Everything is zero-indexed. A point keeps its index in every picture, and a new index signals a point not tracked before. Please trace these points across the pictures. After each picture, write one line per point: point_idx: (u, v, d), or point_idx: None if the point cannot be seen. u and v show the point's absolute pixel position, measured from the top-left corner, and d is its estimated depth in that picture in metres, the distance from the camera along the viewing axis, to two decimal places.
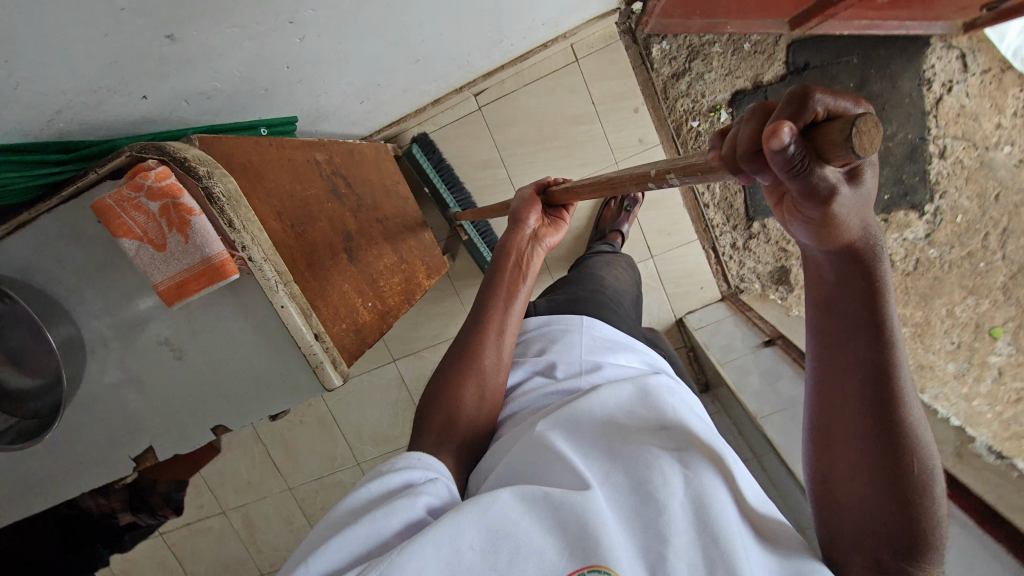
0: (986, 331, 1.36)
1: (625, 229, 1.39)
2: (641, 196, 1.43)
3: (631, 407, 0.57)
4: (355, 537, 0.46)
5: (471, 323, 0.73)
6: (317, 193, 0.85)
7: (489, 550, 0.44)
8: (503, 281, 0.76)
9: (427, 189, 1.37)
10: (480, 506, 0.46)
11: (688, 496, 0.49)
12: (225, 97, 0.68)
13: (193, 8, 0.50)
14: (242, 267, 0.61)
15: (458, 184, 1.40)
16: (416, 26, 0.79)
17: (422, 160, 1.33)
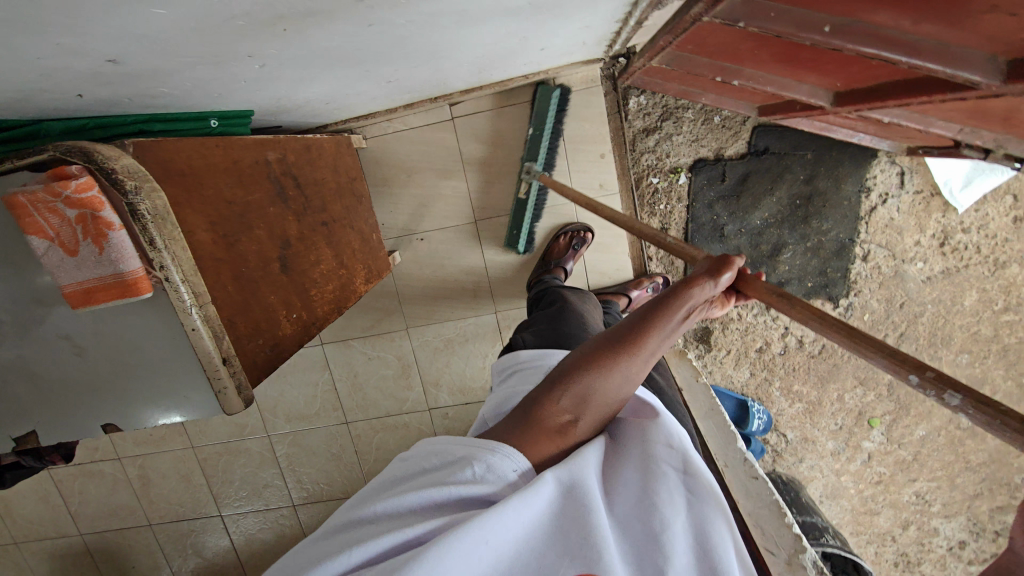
0: (866, 419, 1.61)
1: (569, 266, 1.43)
2: (591, 237, 1.48)
3: (637, 428, 0.57)
4: (397, 538, 0.45)
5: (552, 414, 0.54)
6: (260, 197, 0.83)
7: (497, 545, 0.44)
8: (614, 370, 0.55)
9: (534, 130, 1.37)
10: (496, 512, 0.45)
11: (690, 523, 0.48)
12: (172, 98, 0.66)
13: (140, 47, 0.47)
14: (157, 284, 0.61)
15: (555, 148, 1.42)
16: (389, 61, 0.77)
17: (553, 107, 1.34)
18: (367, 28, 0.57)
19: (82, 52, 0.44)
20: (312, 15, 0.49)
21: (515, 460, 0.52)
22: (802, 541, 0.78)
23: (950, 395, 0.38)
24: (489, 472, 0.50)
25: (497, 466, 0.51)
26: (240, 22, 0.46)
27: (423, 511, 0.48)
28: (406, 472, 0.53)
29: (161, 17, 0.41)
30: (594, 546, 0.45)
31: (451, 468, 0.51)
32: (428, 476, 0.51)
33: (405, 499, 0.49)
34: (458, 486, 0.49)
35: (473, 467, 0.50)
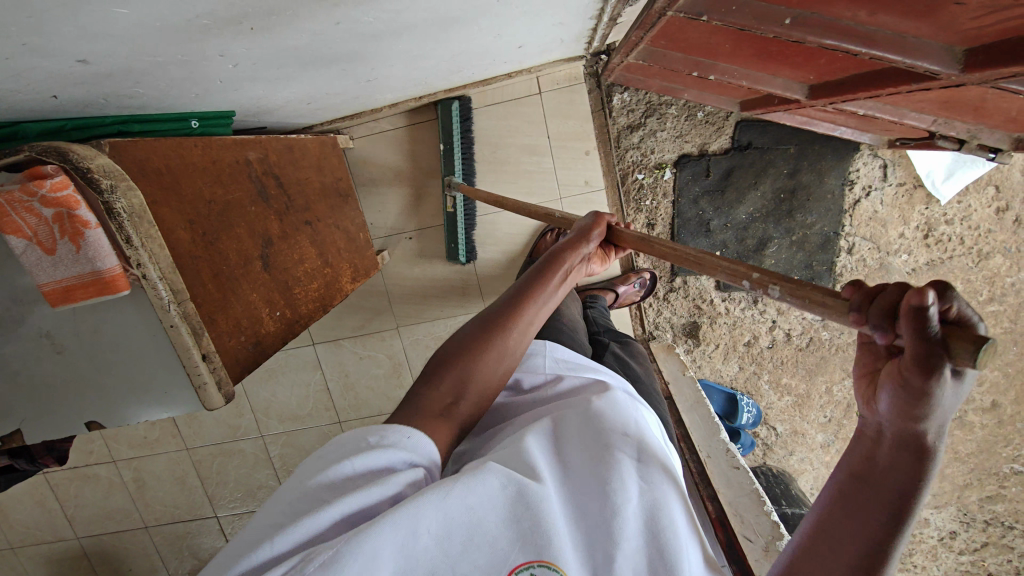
0: (855, 411, 1.62)
1: None
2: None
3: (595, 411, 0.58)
4: (318, 520, 0.45)
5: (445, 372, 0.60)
6: (240, 196, 0.85)
7: (444, 536, 0.45)
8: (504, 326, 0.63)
9: (444, 146, 1.39)
10: (439, 498, 0.45)
11: (642, 506, 0.50)
12: (148, 98, 0.67)
13: (108, 48, 0.48)
14: (134, 282, 0.62)
15: (472, 160, 1.44)
16: (365, 61, 0.78)
17: (455, 119, 1.36)
18: (336, 26, 0.59)
19: (49, 50, 0.45)
20: (277, 14, 0.51)
21: (407, 430, 0.54)
22: (779, 527, 0.81)
23: (773, 290, 0.50)
24: (390, 442, 0.52)
25: (393, 437, 0.53)
26: (205, 20, 0.47)
27: (336, 490, 0.48)
28: (308, 463, 0.53)
29: (124, 17, 0.42)
30: (544, 535, 0.46)
31: (353, 445, 0.52)
32: (330, 458, 0.51)
33: (316, 482, 0.49)
34: (365, 458, 0.50)
35: (371, 439, 0.52)
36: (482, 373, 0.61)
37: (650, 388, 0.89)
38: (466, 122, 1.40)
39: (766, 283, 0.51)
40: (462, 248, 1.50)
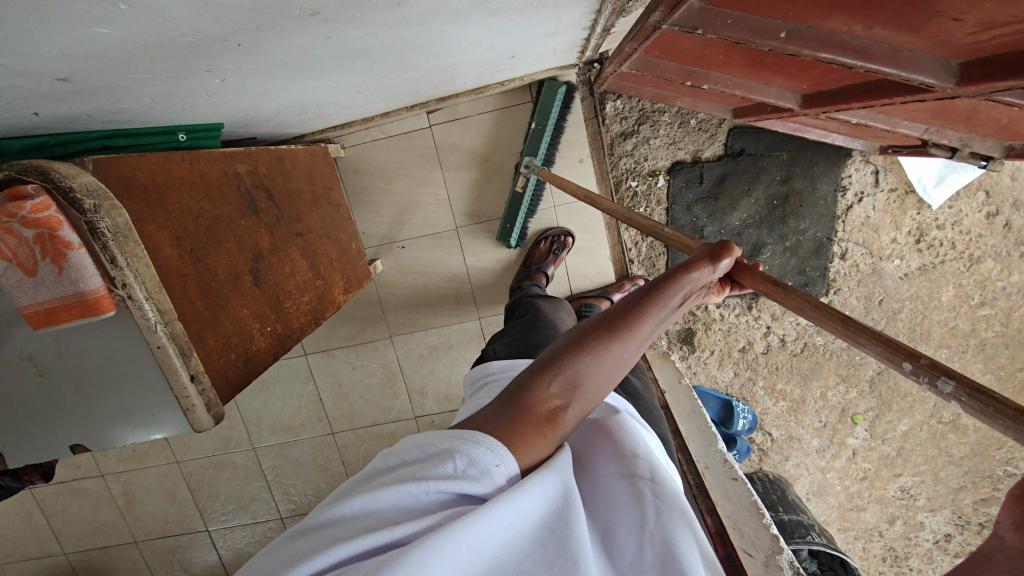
0: (850, 416, 1.62)
1: (551, 271, 1.43)
2: (571, 241, 1.48)
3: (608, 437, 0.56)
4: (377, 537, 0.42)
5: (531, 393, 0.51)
6: (229, 210, 0.83)
7: (476, 556, 0.42)
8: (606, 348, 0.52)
9: (534, 126, 1.37)
10: (479, 513, 0.42)
11: (660, 534, 0.46)
12: (133, 113, 0.65)
13: (90, 66, 0.47)
14: (120, 302, 0.60)
15: (557, 145, 1.42)
16: (357, 73, 0.77)
17: (557, 101, 1.34)
18: (325, 41, 0.57)
19: (27, 70, 0.43)
20: (264, 30, 0.49)
21: (501, 454, 0.47)
22: (779, 540, 0.80)
23: (947, 383, 0.39)
24: (475, 470, 0.46)
25: (482, 462, 0.46)
26: (188, 38, 0.46)
27: (404, 509, 0.44)
28: (390, 467, 0.49)
29: (105, 38, 0.41)
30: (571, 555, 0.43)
31: (437, 463, 0.46)
32: (410, 471, 0.47)
33: (388, 494, 0.45)
34: (441, 482, 0.45)
35: (455, 462, 0.46)
36: (587, 390, 0.52)
37: (649, 402, 0.88)
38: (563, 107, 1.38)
39: (932, 371, 0.40)
40: (518, 233, 1.47)
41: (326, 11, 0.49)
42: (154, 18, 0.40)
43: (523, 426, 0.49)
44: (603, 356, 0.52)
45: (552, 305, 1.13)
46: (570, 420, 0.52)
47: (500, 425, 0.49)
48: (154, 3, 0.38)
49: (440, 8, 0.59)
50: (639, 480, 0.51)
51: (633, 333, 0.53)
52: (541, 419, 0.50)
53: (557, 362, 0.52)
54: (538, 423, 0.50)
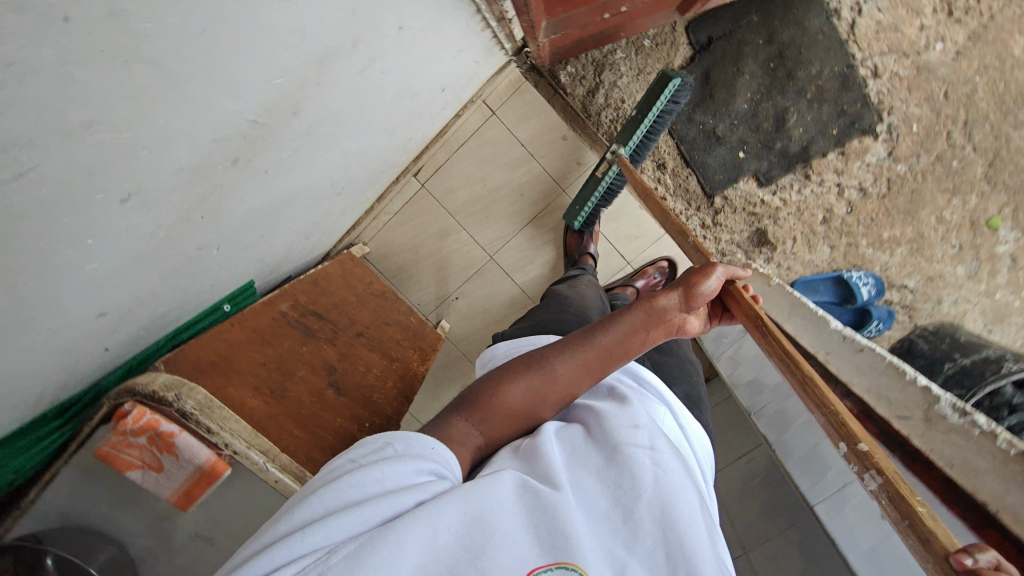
0: (984, 225, 1.42)
1: (593, 248, 1.41)
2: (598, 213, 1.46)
3: (600, 412, 0.65)
4: (355, 519, 0.47)
5: (503, 379, 0.69)
6: (290, 344, 0.94)
7: (464, 536, 0.47)
8: (577, 357, 0.70)
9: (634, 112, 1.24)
10: (450, 500, 0.49)
11: (656, 499, 0.54)
12: (176, 310, 0.77)
13: (115, 292, 0.56)
14: (230, 460, 0.70)
15: (653, 139, 1.30)
16: (327, 178, 0.85)
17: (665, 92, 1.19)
18: (269, 175, 0.64)
19: (68, 321, 0.53)
20: (212, 195, 0.56)
21: (432, 441, 0.59)
22: (931, 390, 0.73)
23: (876, 478, 0.50)
24: (420, 451, 0.56)
25: (421, 447, 0.57)
26: (160, 233, 0.53)
27: (366, 491, 0.51)
28: (332, 470, 0.54)
29: (101, 269, 0.49)
30: (561, 533, 0.49)
31: (385, 451, 0.55)
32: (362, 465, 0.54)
33: (349, 485, 0.51)
34: (396, 465, 0.53)
35: (397, 446, 0.56)
36: (577, 368, 0.70)
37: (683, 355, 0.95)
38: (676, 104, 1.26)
39: (873, 463, 0.50)
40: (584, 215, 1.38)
41: (243, 152, 0.53)
42: (121, 235, 0.47)
43: (496, 410, 0.67)
44: (572, 361, 0.70)
45: (573, 285, 1.17)
46: (537, 405, 0.69)
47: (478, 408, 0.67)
48: (113, 226, 0.45)
49: (344, 95, 0.63)
50: (634, 446, 0.59)
51: (627, 326, 0.70)
52: (534, 390, 0.68)
53: (535, 363, 0.70)
54: (534, 394, 0.68)
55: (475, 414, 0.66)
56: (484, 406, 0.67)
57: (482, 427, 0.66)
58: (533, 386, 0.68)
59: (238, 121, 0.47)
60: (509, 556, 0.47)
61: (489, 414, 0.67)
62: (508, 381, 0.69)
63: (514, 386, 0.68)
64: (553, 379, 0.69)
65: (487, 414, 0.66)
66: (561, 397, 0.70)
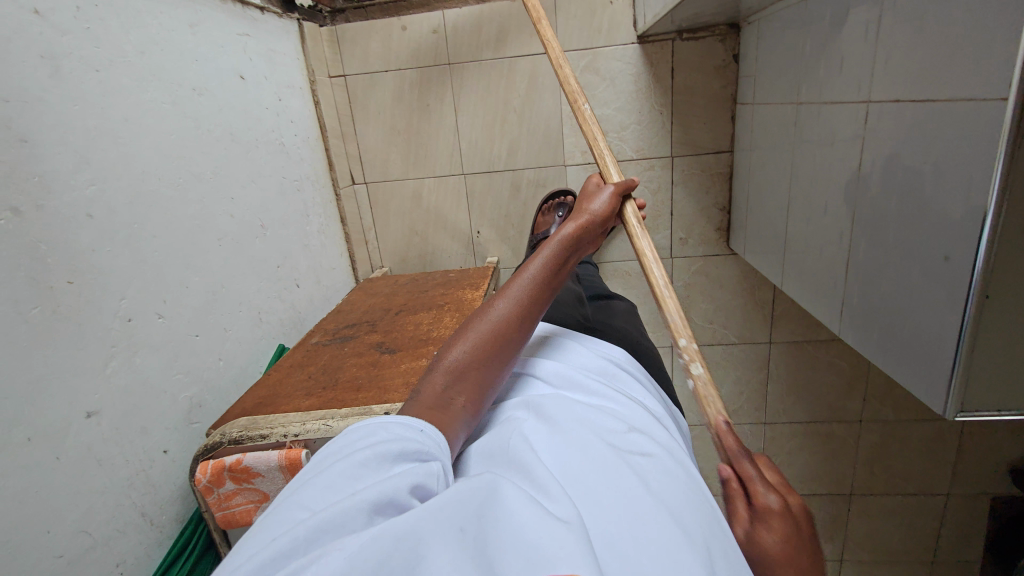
0: None
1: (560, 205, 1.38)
2: (553, 163, 1.39)
3: (577, 413, 0.62)
4: (349, 515, 0.41)
5: (469, 344, 0.59)
6: (330, 353, 0.94)
7: (470, 541, 0.40)
8: (537, 293, 0.64)
9: None
10: (457, 499, 0.43)
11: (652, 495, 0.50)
12: (207, 392, 0.82)
13: (72, 384, 0.60)
14: (302, 443, 0.68)
15: None
16: (216, 211, 0.88)
17: None
18: (103, 220, 0.65)
19: (49, 426, 0.57)
20: (51, 256, 0.58)
21: (420, 423, 0.51)
22: None
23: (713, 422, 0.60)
24: (410, 436, 0.49)
25: (410, 428, 0.50)
26: (32, 310, 0.56)
27: (357, 479, 0.44)
28: (315, 467, 0.47)
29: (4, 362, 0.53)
30: (556, 533, 0.42)
31: (371, 439, 0.48)
32: (351, 450, 0.47)
33: (336, 478, 0.44)
34: (391, 447, 0.47)
35: (387, 432, 0.48)
36: (536, 309, 0.64)
37: (649, 348, 0.91)
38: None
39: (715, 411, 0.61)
40: None
41: (19, 200, 0.55)
42: None
43: (463, 383, 0.57)
44: (533, 303, 0.64)
45: None
46: (500, 364, 0.60)
47: (448, 384, 0.56)
48: None
49: (79, 109, 0.63)
50: (627, 452, 0.57)
51: (556, 257, 0.66)
52: (498, 348, 0.60)
53: (497, 321, 0.61)
54: (496, 348, 0.60)
55: (446, 394, 0.55)
56: (456, 382, 0.56)
57: (449, 386, 0.56)
58: (487, 334, 0.60)
59: None
60: (523, 558, 0.40)
61: (456, 388, 0.56)
62: (474, 343, 0.59)
63: (472, 343, 0.59)
64: (519, 325, 0.62)
65: (447, 371, 0.57)
66: (517, 341, 0.62)
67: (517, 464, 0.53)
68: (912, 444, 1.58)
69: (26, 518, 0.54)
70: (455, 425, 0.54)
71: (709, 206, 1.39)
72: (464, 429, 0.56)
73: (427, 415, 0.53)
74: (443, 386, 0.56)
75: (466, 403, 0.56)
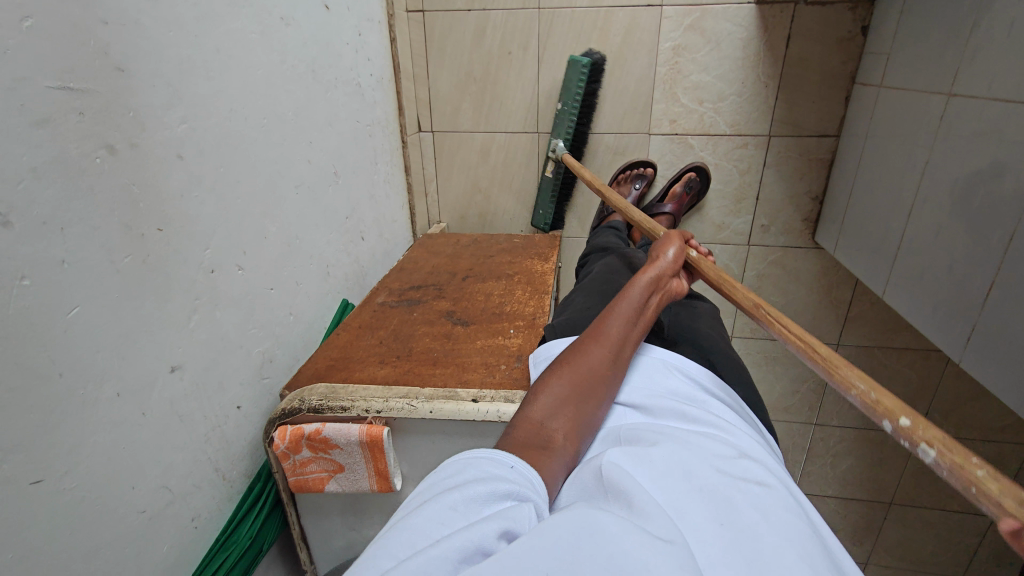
0: None
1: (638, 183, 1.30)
2: (635, 129, 1.28)
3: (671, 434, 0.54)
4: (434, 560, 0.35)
5: (562, 387, 0.56)
6: (399, 317, 0.90)
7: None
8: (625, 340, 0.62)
9: (562, 104, 1.23)
10: (534, 538, 0.37)
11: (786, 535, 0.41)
12: (278, 347, 0.79)
13: (159, 337, 0.57)
14: (383, 420, 0.65)
15: (591, 117, 1.28)
16: (295, 155, 0.82)
17: (586, 67, 1.17)
18: (192, 162, 0.60)
19: (136, 382, 0.54)
20: (142, 200, 0.53)
21: (509, 458, 0.47)
22: None
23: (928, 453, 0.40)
24: (498, 474, 0.44)
25: (495, 468, 0.45)
26: (123, 259, 0.52)
27: (440, 521, 0.39)
28: (400, 512, 0.43)
29: (95, 314, 0.49)
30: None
31: (459, 478, 0.44)
32: (434, 493, 0.43)
33: (420, 521, 0.39)
34: (475, 487, 0.42)
35: (475, 470, 0.44)
36: (623, 354, 0.62)
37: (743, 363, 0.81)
38: (594, 79, 1.23)
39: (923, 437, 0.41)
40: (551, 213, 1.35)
41: (113, 137, 0.50)
42: (63, 269, 0.46)
43: (558, 425, 0.53)
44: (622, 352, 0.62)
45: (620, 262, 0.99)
46: (590, 404, 0.56)
47: (543, 432, 0.52)
48: (41, 257, 0.43)
49: (173, 35, 0.57)
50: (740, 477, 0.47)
51: (641, 301, 0.65)
52: (589, 389, 0.57)
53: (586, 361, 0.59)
54: (586, 388, 0.57)
55: (544, 446, 0.51)
56: (552, 430, 0.53)
57: (545, 424, 0.53)
58: (581, 373, 0.58)
59: (41, 91, 0.43)
60: None
61: (552, 434, 0.52)
62: (566, 387, 0.56)
63: (568, 382, 0.56)
64: (608, 368, 0.60)
65: (545, 409, 0.54)
66: (612, 389, 0.59)
67: (610, 495, 0.46)
68: None
69: (114, 476, 0.52)
70: (555, 469, 0.50)
71: (801, 193, 1.28)
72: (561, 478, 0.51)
73: (524, 454, 0.49)
74: (540, 435, 0.52)
75: (562, 443, 0.52)
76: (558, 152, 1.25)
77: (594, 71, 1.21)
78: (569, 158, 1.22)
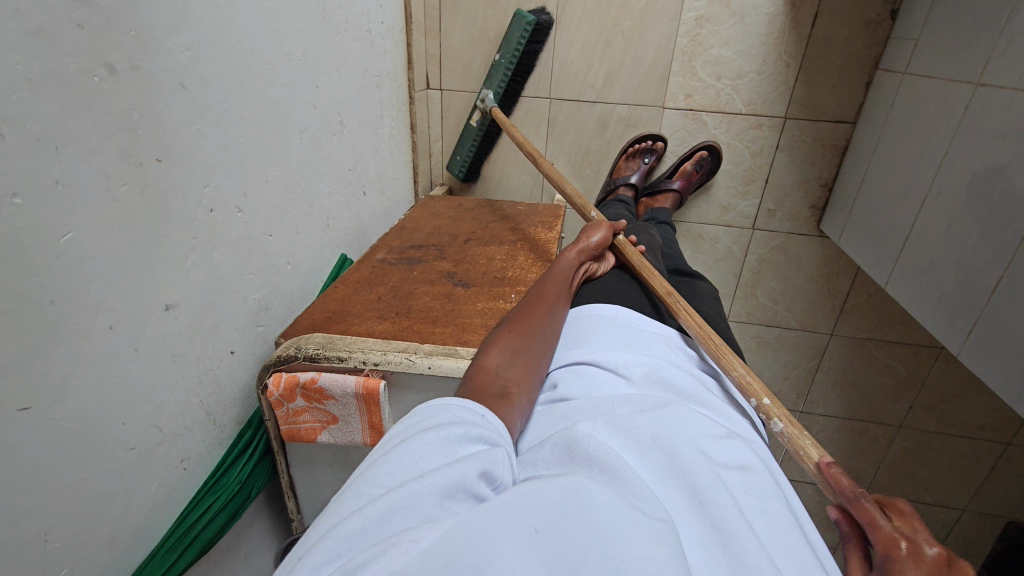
0: None
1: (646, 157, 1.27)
2: (649, 101, 1.25)
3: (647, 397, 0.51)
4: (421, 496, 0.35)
5: (512, 339, 0.58)
6: (399, 274, 0.89)
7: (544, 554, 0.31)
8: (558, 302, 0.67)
9: (499, 59, 1.22)
10: (523, 492, 0.35)
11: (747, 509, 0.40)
12: (274, 295, 0.77)
13: (154, 274, 0.55)
14: (380, 373, 0.64)
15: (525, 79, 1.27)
16: (301, 99, 0.78)
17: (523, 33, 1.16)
18: (195, 92, 0.57)
19: (130, 316, 0.52)
20: (142, 127, 0.51)
21: (480, 407, 0.46)
22: None
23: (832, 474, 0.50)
24: (469, 419, 0.44)
25: (467, 415, 0.44)
26: (122, 187, 0.49)
27: (427, 456, 0.39)
28: (379, 447, 0.42)
29: (90, 244, 0.47)
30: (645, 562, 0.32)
31: (440, 420, 0.43)
32: (417, 431, 0.42)
33: (402, 455, 0.39)
34: (453, 429, 0.42)
35: (450, 415, 0.43)
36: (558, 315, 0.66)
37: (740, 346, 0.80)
38: (535, 43, 1.21)
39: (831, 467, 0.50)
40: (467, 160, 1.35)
41: (113, 56, 0.47)
42: (57, 191, 0.43)
43: (511, 374, 0.55)
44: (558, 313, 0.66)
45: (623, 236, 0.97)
46: (536, 358, 0.59)
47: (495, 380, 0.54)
48: (35, 176, 0.41)
49: None
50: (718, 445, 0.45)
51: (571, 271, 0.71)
52: (535, 342, 0.60)
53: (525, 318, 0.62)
54: (534, 342, 0.60)
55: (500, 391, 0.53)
56: (507, 380, 0.54)
57: (500, 372, 0.55)
58: (525, 327, 0.61)
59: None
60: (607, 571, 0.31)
61: (506, 382, 0.54)
62: (514, 339, 0.58)
63: (513, 334, 0.59)
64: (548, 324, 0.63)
65: (500, 359, 0.56)
66: (553, 345, 0.62)
67: (594, 466, 0.42)
68: (944, 456, 1.55)
69: (106, 410, 0.51)
70: (512, 416, 0.52)
71: (810, 179, 1.26)
72: (520, 421, 0.53)
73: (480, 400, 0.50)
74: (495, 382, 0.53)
75: (516, 393, 0.54)
76: (488, 105, 1.25)
77: (535, 34, 1.19)
78: (496, 113, 1.22)
